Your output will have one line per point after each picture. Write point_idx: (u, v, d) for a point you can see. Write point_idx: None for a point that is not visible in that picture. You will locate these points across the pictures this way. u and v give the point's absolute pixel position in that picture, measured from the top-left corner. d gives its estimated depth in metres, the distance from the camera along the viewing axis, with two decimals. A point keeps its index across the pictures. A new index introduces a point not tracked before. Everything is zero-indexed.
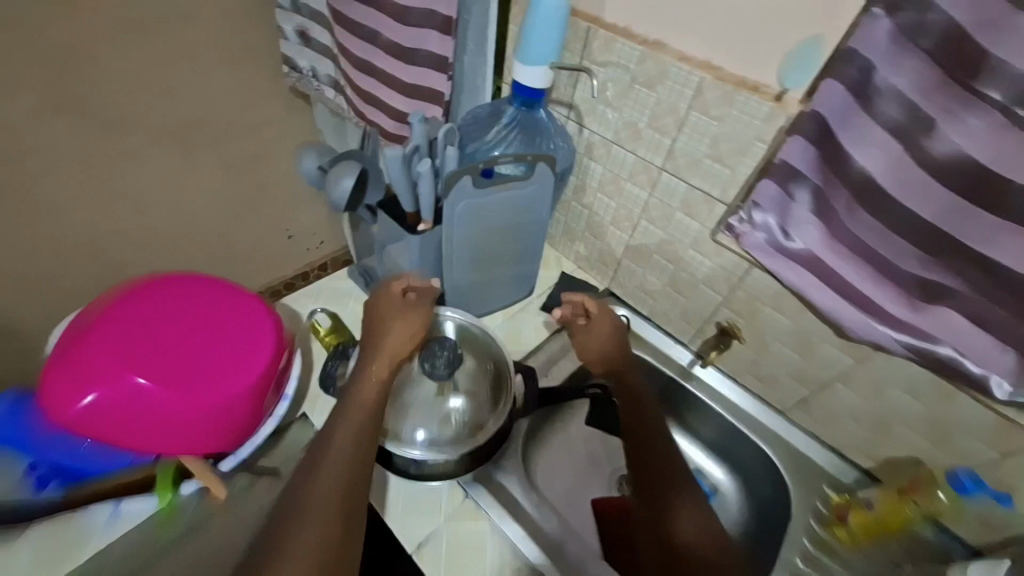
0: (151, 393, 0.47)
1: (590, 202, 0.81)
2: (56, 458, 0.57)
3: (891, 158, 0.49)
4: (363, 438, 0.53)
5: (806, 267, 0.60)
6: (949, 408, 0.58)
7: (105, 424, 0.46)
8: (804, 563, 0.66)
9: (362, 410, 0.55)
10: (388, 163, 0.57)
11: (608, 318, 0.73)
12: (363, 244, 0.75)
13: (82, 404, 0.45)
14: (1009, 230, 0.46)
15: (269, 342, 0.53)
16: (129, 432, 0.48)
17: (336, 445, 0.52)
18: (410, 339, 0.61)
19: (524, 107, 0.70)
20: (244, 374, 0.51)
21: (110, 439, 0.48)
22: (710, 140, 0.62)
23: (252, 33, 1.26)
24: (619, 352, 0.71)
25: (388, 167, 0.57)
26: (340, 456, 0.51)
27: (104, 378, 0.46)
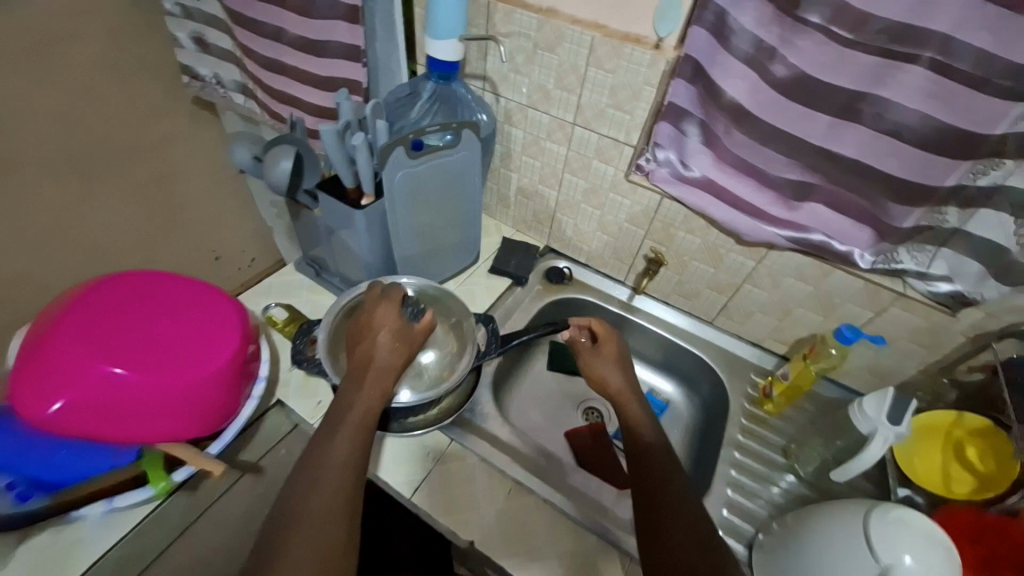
0: (121, 387, 0.48)
1: (517, 166, 0.88)
2: (42, 472, 0.52)
3: (749, 85, 0.60)
4: (358, 447, 0.54)
5: (703, 190, 0.71)
6: (829, 285, 0.71)
7: (81, 426, 0.48)
8: (744, 436, 0.79)
9: (356, 424, 0.55)
10: (323, 139, 0.61)
11: (616, 341, 0.73)
12: (306, 233, 0.77)
13: (53, 410, 0.47)
14: (846, 126, 0.57)
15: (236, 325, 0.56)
16: (108, 430, 0.50)
17: (332, 460, 0.52)
18: (395, 336, 0.62)
19: (441, 81, 0.76)
20: (213, 357, 0.54)
21: (92, 435, 0.49)
22: (609, 91, 0.70)
23: (144, 46, 1.18)
24: (626, 379, 0.68)
25: (325, 144, 0.61)
26: (337, 471, 0.51)
27: (80, 373, 0.47)
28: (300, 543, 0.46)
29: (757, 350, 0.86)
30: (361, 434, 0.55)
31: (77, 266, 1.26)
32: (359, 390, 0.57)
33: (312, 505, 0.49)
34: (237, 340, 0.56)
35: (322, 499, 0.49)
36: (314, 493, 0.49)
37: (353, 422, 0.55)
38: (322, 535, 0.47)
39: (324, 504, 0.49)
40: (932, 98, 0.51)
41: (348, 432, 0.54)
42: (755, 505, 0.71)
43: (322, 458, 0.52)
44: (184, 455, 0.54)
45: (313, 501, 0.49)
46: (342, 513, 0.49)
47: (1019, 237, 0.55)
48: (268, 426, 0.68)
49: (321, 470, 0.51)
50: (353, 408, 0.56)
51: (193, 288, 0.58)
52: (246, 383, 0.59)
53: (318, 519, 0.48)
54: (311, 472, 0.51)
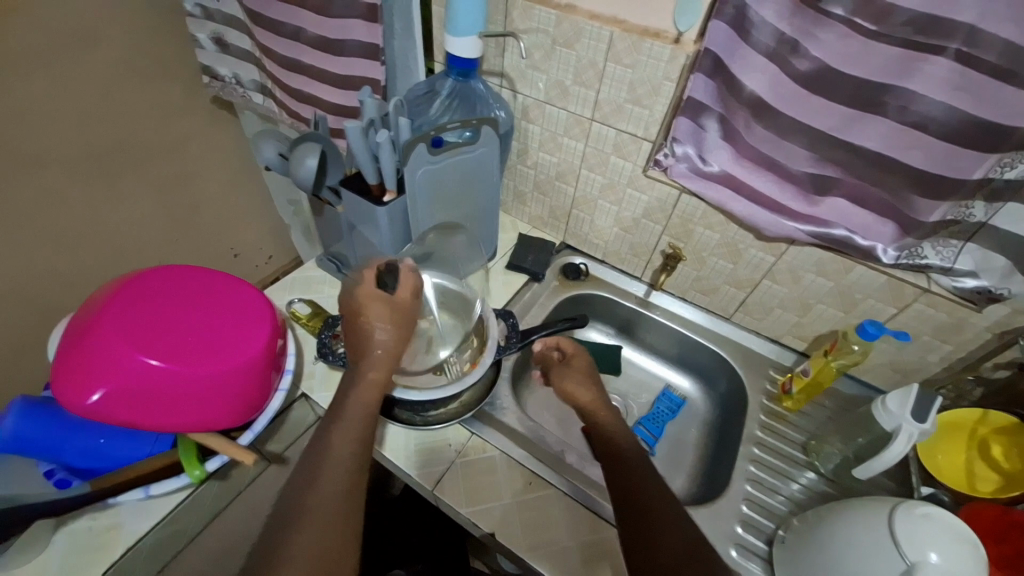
0: (156, 377, 0.50)
1: (533, 163, 0.89)
2: (83, 458, 0.55)
3: (770, 78, 0.60)
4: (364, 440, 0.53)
5: (722, 184, 0.71)
6: (849, 280, 0.71)
7: (119, 415, 0.50)
8: (763, 432, 0.78)
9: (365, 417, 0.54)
10: (348, 137, 0.61)
11: (585, 355, 0.75)
12: (328, 229, 0.79)
13: (93, 399, 0.48)
14: (869, 118, 0.56)
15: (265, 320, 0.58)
16: (144, 419, 0.51)
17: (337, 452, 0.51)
18: (387, 322, 0.61)
19: (460, 78, 0.76)
20: (243, 348, 0.55)
21: (129, 424, 0.51)
22: (628, 86, 0.70)
23: (166, 46, 1.20)
24: (597, 391, 0.69)
25: (350, 140, 0.61)
26: (343, 461, 0.50)
27: (118, 364, 0.49)
28: (302, 532, 0.44)
29: (776, 346, 0.86)
30: (365, 421, 0.54)
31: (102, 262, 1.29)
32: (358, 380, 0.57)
33: (314, 493, 0.47)
34: (265, 331, 0.57)
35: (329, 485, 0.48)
36: (317, 481, 0.48)
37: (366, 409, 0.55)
38: (325, 525, 0.45)
39: (331, 492, 0.48)
40: (957, 89, 0.50)
41: (358, 422, 0.54)
42: (775, 500, 0.71)
43: (327, 447, 0.51)
44: (219, 445, 0.56)
45: (319, 488, 0.48)
46: (346, 502, 0.48)
47: None
48: (292, 419, 0.69)
49: (325, 460, 0.50)
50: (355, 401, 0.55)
51: (224, 283, 0.59)
52: (275, 374, 0.60)
53: (323, 508, 0.46)
54: (314, 461, 0.50)
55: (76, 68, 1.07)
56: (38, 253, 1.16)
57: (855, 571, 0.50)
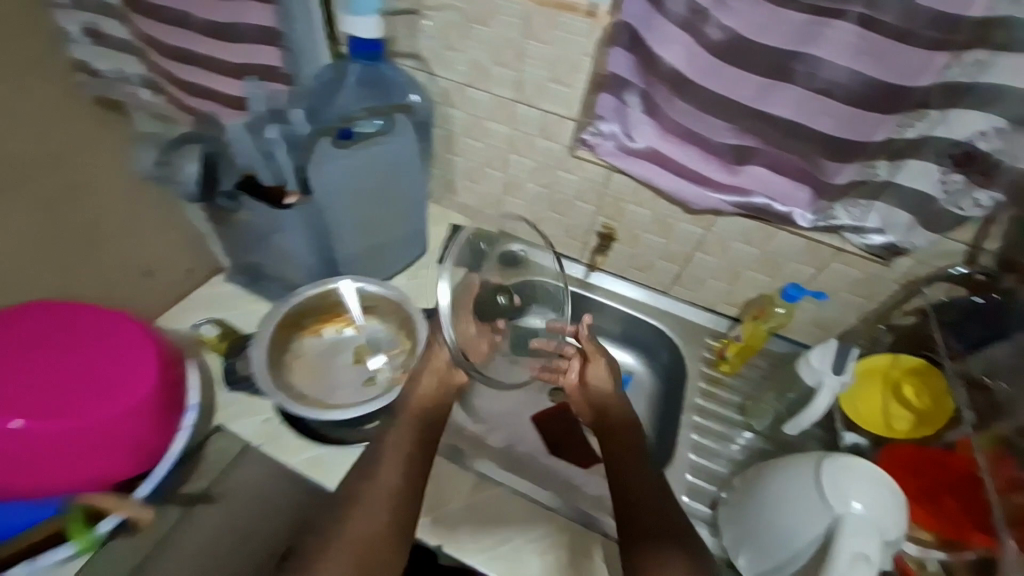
0: (24, 436, 0.50)
1: (459, 149, 0.84)
2: None
3: (687, 50, 0.59)
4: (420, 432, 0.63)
5: (649, 160, 0.70)
6: (772, 246, 0.73)
7: None
8: (704, 399, 0.81)
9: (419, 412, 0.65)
10: (231, 134, 0.61)
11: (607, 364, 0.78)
12: (236, 241, 0.72)
13: None
14: (779, 87, 0.57)
15: (149, 358, 0.57)
16: (23, 478, 0.51)
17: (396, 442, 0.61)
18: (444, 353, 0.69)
19: (366, 63, 0.70)
20: (124, 396, 0.55)
21: (8, 486, 0.51)
22: (548, 65, 0.67)
23: None
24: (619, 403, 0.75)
25: (234, 139, 0.60)
26: (399, 466, 0.59)
27: None
28: (356, 522, 0.55)
29: (712, 315, 0.88)
30: (416, 428, 0.63)
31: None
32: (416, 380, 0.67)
33: (372, 493, 0.56)
34: (150, 372, 0.57)
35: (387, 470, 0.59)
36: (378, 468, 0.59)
37: (416, 414, 0.64)
38: (377, 522, 0.55)
39: (383, 493, 0.57)
40: (861, 54, 0.51)
41: (415, 418, 0.64)
42: (716, 464, 0.74)
43: (386, 453, 0.60)
44: (109, 503, 0.54)
45: (377, 487, 0.57)
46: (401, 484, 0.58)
47: (944, 184, 0.59)
48: (213, 451, 0.68)
49: (386, 462, 0.59)
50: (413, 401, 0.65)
51: (103, 326, 0.58)
52: (173, 416, 0.60)
53: (379, 504, 0.56)
54: (376, 462, 0.59)
55: None
56: None
57: (783, 529, 0.53)
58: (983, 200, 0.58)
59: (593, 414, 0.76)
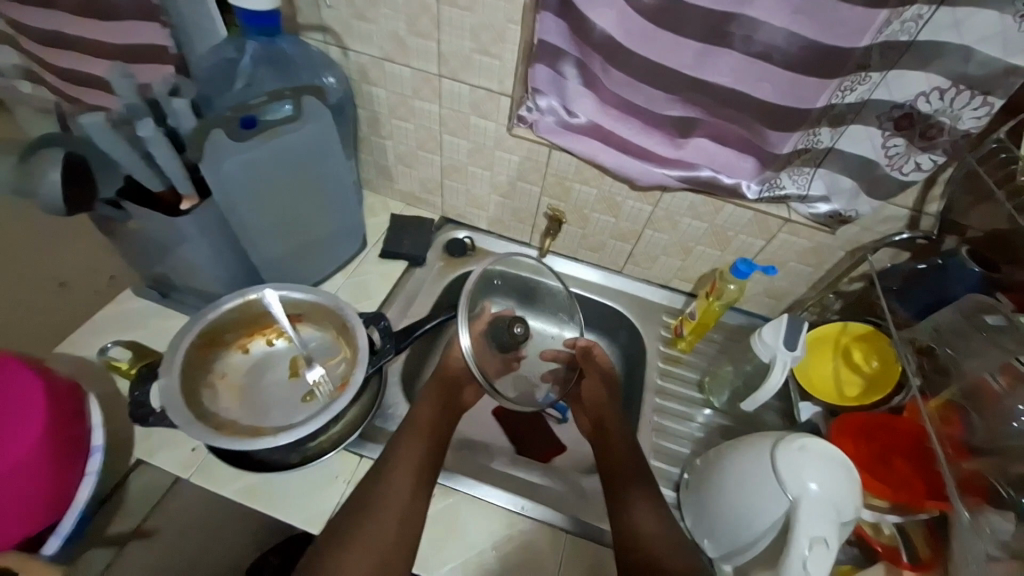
0: None
1: (388, 132, 0.77)
2: None
3: (618, 14, 0.54)
4: (430, 442, 0.61)
5: (591, 136, 0.66)
6: (720, 219, 0.70)
7: None
8: (663, 379, 0.79)
9: (427, 423, 0.63)
10: (92, 132, 0.49)
11: (603, 368, 0.73)
12: (133, 252, 0.63)
13: None
14: (717, 53, 0.53)
15: (38, 397, 0.50)
16: None
17: (407, 454, 0.59)
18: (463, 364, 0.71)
19: (262, 39, 0.61)
20: (11, 444, 0.47)
21: None
22: (470, 33, 0.61)
23: None
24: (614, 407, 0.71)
25: (96, 138, 0.49)
26: (410, 474, 0.58)
27: None
28: (368, 532, 0.54)
29: (667, 292, 0.86)
30: (427, 433, 0.62)
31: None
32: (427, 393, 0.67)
33: (382, 503, 0.55)
34: (43, 412, 0.49)
35: (402, 481, 0.57)
36: (390, 476, 0.57)
37: (426, 425, 0.63)
38: (391, 531, 0.54)
39: (394, 502, 0.55)
40: (798, 14, 0.48)
41: (425, 428, 0.62)
42: (678, 445, 0.73)
43: (394, 461, 0.58)
44: (12, 563, 0.47)
45: (389, 496, 0.56)
46: (412, 496, 0.57)
47: (885, 148, 0.57)
48: (138, 488, 0.62)
49: (395, 471, 0.57)
50: (421, 413, 0.64)
51: None
52: (78, 461, 0.52)
53: (391, 513, 0.55)
54: (384, 471, 0.58)
55: None
56: None
57: (745, 507, 0.53)
58: (924, 163, 0.56)
59: (591, 424, 0.71)
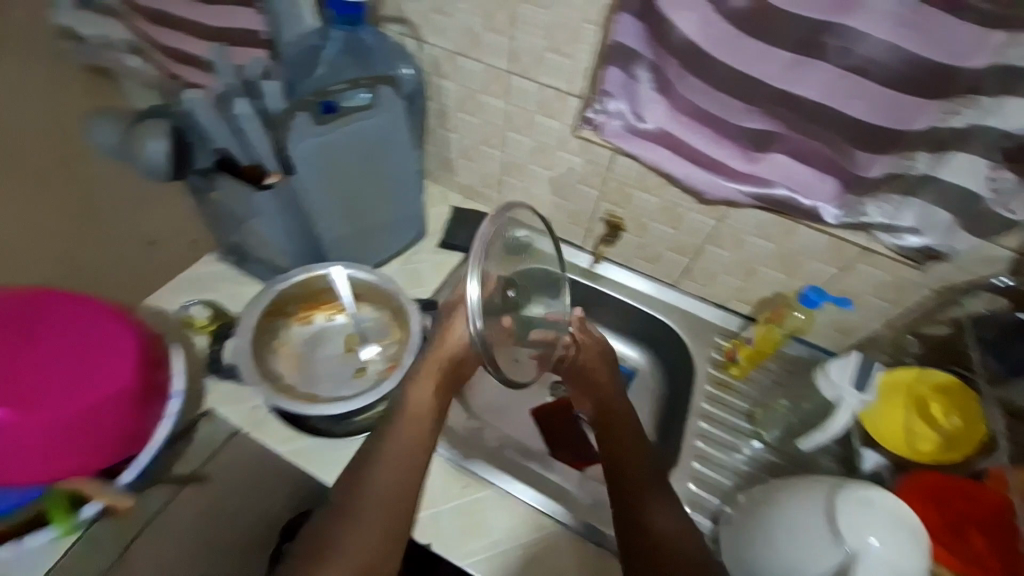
0: None
1: (454, 125, 0.78)
2: None
3: (701, 17, 0.51)
4: (421, 435, 0.56)
5: (659, 143, 0.63)
6: (793, 242, 0.66)
7: None
8: (710, 404, 0.76)
9: (420, 413, 0.57)
10: (194, 109, 0.53)
11: (598, 344, 0.70)
12: (217, 221, 0.69)
13: None
14: (808, 64, 0.49)
15: (128, 343, 0.54)
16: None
17: (394, 447, 0.54)
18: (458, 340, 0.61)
19: (346, 27, 0.65)
20: (101, 384, 0.52)
21: None
22: (545, 32, 0.60)
23: None
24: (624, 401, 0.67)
25: (198, 114, 0.53)
26: (398, 471, 0.53)
27: None
28: (350, 534, 0.50)
29: (723, 312, 0.82)
30: (417, 427, 0.56)
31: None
32: (416, 378, 0.59)
33: (370, 500, 0.51)
34: (133, 356, 0.54)
35: (388, 479, 0.52)
36: (376, 472, 0.53)
37: (415, 420, 0.56)
38: (376, 532, 0.50)
39: (378, 501, 0.51)
40: (904, 27, 0.44)
41: (418, 420, 0.56)
42: (720, 475, 0.69)
43: (380, 458, 0.54)
44: (89, 489, 0.53)
45: (373, 495, 0.52)
46: (399, 496, 0.52)
47: (991, 181, 0.51)
48: (199, 439, 0.67)
49: (380, 467, 0.53)
50: (414, 401, 0.58)
51: (80, 307, 0.54)
52: (156, 404, 0.57)
53: (376, 513, 0.51)
54: (368, 468, 0.53)
55: None
56: None
57: (795, 554, 0.49)
58: None
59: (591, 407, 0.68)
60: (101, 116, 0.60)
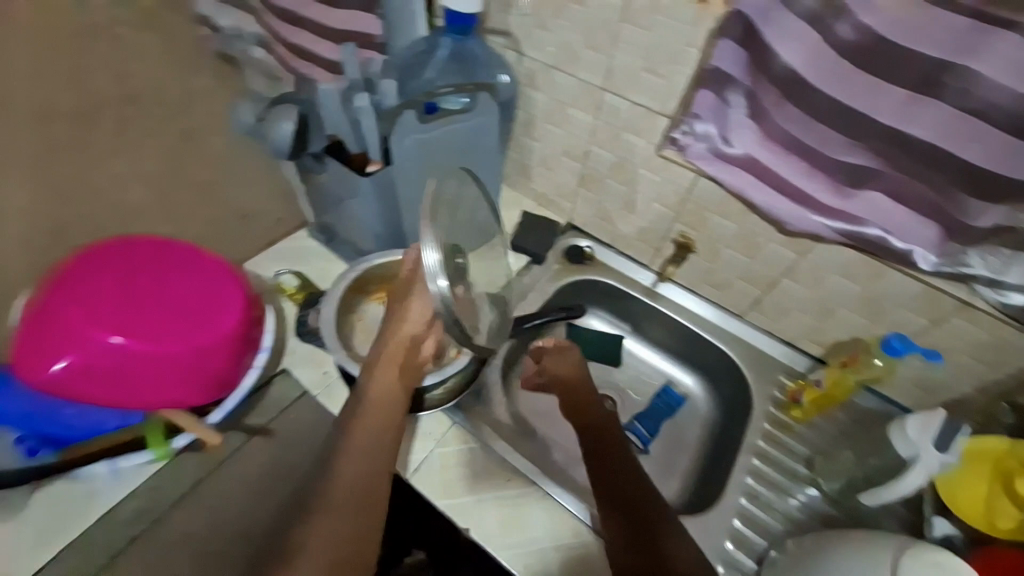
0: (124, 353, 0.55)
1: (539, 135, 0.81)
2: (45, 429, 0.60)
3: (809, 48, 0.51)
4: (381, 423, 0.56)
5: (744, 169, 0.62)
6: (880, 285, 0.63)
7: (88, 386, 0.55)
8: (766, 442, 0.73)
9: (379, 401, 0.57)
10: (324, 100, 0.61)
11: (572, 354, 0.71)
12: (317, 202, 0.76)
13: (63, 366, 0.54)
14: (922, 102, 0.48)
15: (236, 296, 0.61)
16: (116, 392, 0.56)
17: (355, 435, 0.54)
18: (422, 319, 0.64)
19: (457, 37, 0.69)
20: (210, 328, 0.59)
21: (102, 397, 0.56)
22: (644, 52, 0.62)
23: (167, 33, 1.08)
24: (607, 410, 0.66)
25: (325, 104, 0.61)
26: (363, 458, 0.53)
27: (87, 342, 0.54)
28: (320, 525, 0.48)
29: (791, 350, 0.79)
30: (382, 415, 0.56)
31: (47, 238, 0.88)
32: (374, 370, 0.60)
33: (335, 490, 0.50)
34: (236, 310, 0.60)
35: (351, 467, 0.52)
36: (340, 461, 0.53)
37: (377, 410, 0.56)
38: (347, 519, 0.49)
39: (348, 489, 0.51)
40: None
41: (376, 410, 0.56)
42: (770, 517, 0.66)
43: (344, 448, 0.54)
44: (185, 422, 0.61)
45: (341, 485, 0.51)
46: (364, 484, 0.52)
47: None
48: (274, 395, 0.72)
49: (346, 456, 0.53)
50: (371, 391, 0.58)
51: (198, 259, 0.62)
52: (249, 354, 0.63)
53: (344, 502, 0.50)
54: (333, 459, 0.53)
55: (88, 50, 1.04)
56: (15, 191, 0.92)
57: None
58: None
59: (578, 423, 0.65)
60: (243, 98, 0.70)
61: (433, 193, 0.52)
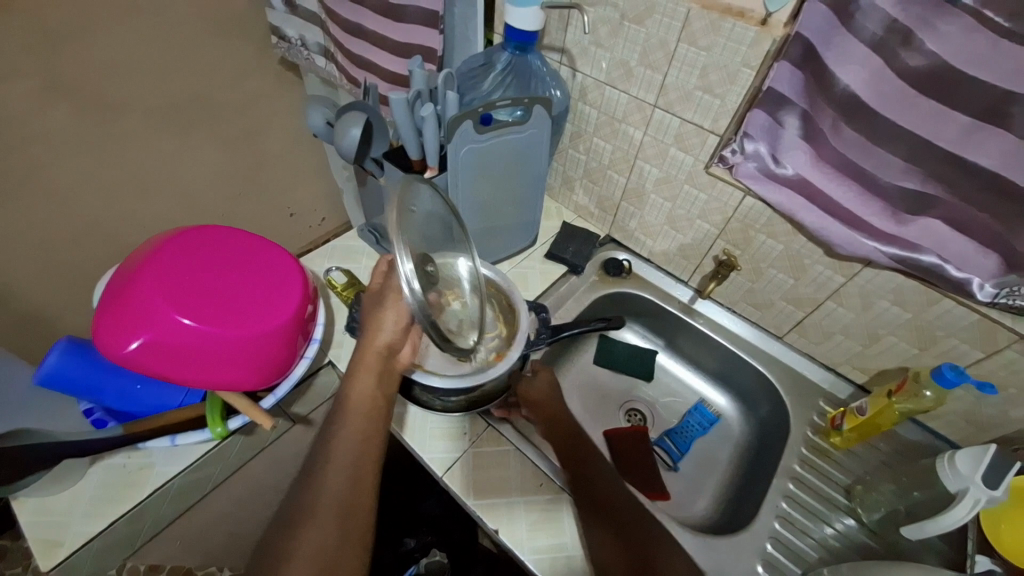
0: (198, 332, 0.57)
1: (586, 148, 0.84)
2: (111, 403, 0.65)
3: (871, 73, 0.52)
4: (367, 429, 0.58)
5: (795, 190, 0.62)
6: (932, 313, 0.61)
7: (159, 362, 0.57)
8: (803, 467, 0.72)
9: (362, 408, 0.59)
10: (393, 107, 0.63)
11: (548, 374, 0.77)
12: (372, 203, 0.80)
13: (139, 342, 0.55)
14: (987, 130, 0.48)
15: (299, 288, 0.66)
16: (183, 369, 0.59)
17: (342, 442, 0.56)
18: (398, 325, 0.63)
19: (517, 51, 0.72)
20: (276, 316, 0.62)
21: (169, 374, 0.59)
22: (700, 71, 0.63)
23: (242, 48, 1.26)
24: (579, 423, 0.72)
25: (394, 112, 0.63)
26: (343, 470, 0.54)
27: (164, 319, 0.56)
28: (308, 535, 0.50)
29: (831, 375, 0.78)
30: (362, 426, 0.58)
31: (143, 217, 1.27)
32: (355, 375, 0.60)
33: (322, 498, 0.52)
34: (297, 298, 0.65)
35: (337, 472, 0.54)
36: (328, 468, 0.54)
37: (360, 414, 0.58)
38: (330, 525, 0.51)
39: (332, 499, 0.52)
40: None
41: (361, 419, 0.58)
42: (805, 544, 0.65)
43: (328, 458, 0.55)
44: (241, 405, 0.64)
45: (324, 496, 0.52)
46: (352, 487, 0.54)
47: None
48: (320, 384, 0.77)
49: (328, 467, 0.55)
50: (353, 398, 0.59)
51: (266, 252, 0.67)
52: (302, 343, 0.68)
53: (328, 514, 0.51)
54: (315, 471, 0.54)
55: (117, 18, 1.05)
56: (54, 165, 1.08)
57: None
58: None
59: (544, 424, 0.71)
60: (314, 102, 0.72)
61: (397, 207, 0.55)
